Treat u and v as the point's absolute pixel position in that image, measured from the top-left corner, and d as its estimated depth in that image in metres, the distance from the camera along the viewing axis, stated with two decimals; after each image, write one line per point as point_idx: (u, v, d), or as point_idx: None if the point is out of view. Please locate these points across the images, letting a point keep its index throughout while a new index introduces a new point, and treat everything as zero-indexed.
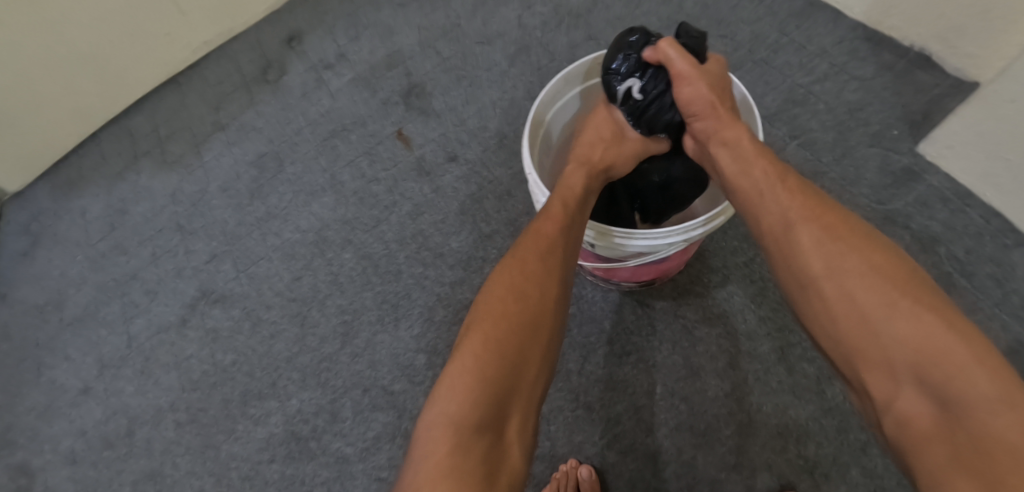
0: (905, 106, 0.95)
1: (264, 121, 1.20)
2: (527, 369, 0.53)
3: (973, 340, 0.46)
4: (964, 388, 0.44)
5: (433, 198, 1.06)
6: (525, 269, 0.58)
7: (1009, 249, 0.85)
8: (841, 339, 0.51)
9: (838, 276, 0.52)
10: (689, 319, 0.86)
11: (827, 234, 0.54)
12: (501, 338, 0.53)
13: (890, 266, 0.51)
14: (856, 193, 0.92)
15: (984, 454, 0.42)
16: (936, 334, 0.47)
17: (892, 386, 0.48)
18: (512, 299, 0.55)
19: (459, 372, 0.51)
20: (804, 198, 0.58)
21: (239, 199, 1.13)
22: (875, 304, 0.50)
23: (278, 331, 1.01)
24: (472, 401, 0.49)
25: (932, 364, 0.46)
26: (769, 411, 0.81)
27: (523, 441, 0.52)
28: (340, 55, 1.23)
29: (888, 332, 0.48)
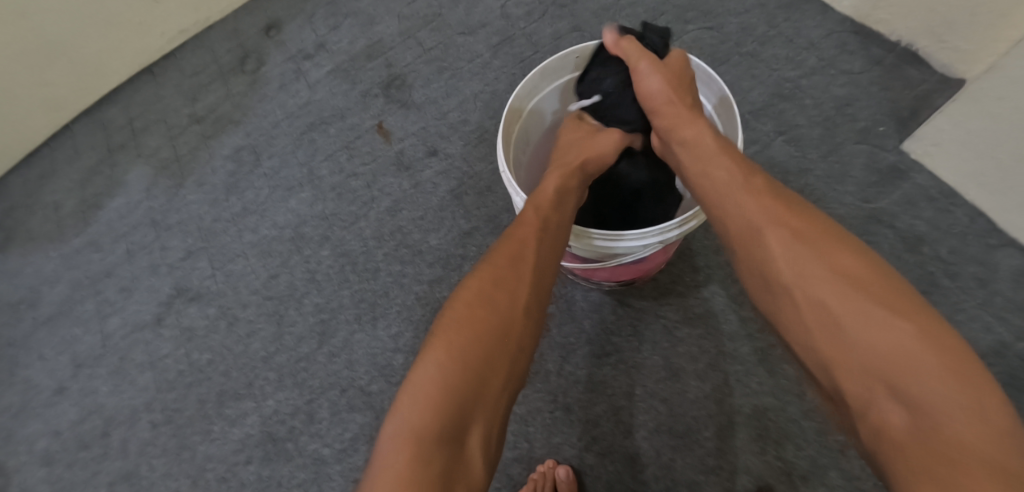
0: (893, 102, 0.94)
1: (242, 113, 1.17)
2: (495, 374, 0.50)
3: (940, 344, 0.46)
4: (931, 396, 0.44)
5: (412, 194, 1.04)
6: (495, 277, 0.55)
7: (994, 249, 0.84)
8: (813, 346, 0.51)
9: (807, 282, 0.51)
10: (671, 320, 0.85)
11: (796, 238, 0.53)
12: (466, 342, 0.50)
13: (862, 268, 0.51)
14: (841, 191, 0.90)
15: (952, 460, 0.42)
16: (904, 339, 0.46)
17: (862, 393, 0.48)
18: (474, 304, 0.53)
19: (423, 380, 0.48)
20: (773, 202, 0.56)
21: (215, 194, 1.11)
22: (843, 310, 0.49)
23: (254, 330, 0.99)
24: (436, 411, 0.47)
25: (899, 370, 0.46)
26: (748, 413, 0.80)
27: (489, 454, 0.49)
28: (319, 44, 1.20)
29: (855, 340, 0.48)
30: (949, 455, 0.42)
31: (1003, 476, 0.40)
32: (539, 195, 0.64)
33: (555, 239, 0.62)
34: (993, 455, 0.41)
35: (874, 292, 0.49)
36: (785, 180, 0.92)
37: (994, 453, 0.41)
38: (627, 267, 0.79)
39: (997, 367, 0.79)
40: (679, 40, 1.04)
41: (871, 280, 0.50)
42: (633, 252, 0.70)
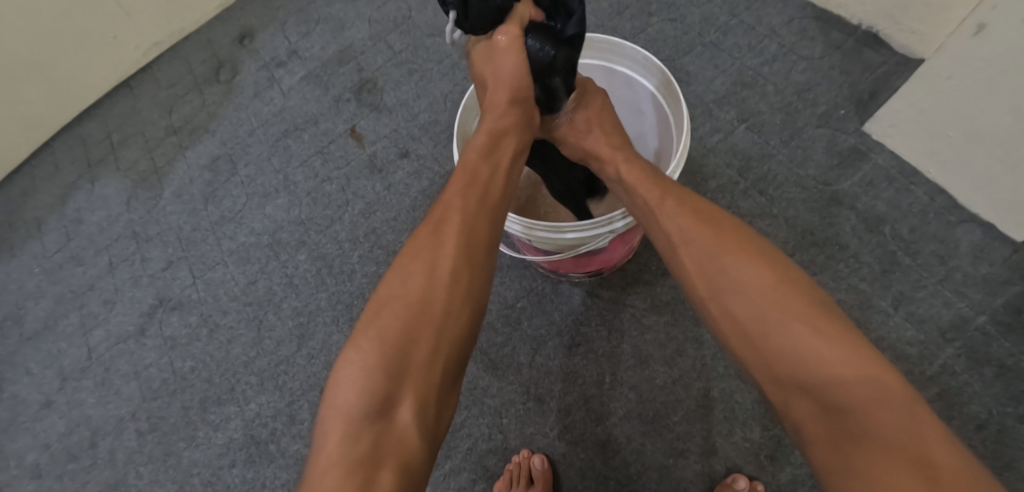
0: (853, 85, 0.95)
1: (217, 123, 1.18)
2: (419, 344, 0.51)
3: (846, 341, 0.48)
4: (841, 393, 0.46)
5: (385, 195, 1.06)
6: (427, 258, 0.55)
7: (953, 225, 0.86)
8: (738, 355, 0.53)
9: (721, 294, 0.55)
10: (638, 308, 0.87)
11: (705, 252, 0.56)
12: (388, 321, 0.52)
13: (772, 273, 0.53)
14: (803, 175, 0.91)
15: (865, 451, 0.43)
16: (810, 340, 0.48)
17: (784, 396, 0.50)
18: (397, 281, 0.54)
19: (346, 365, 0.51)
20: (685, 216, 0.60)
21: (193, 204, 1.12)
22: (753, 317, 0.52)
23: (235, 336, 1.01)
24: (360, 392, 0.49)
25: (808, 371, 0.48)
26: (715, 396, 0.81)
27: (424, 421, 0.50)
28: (292, 51, 1.21)
29: (769, 343, 0.50)
30: (863, 447, 0.44)
31: (912, 466, 0.41)
32: (470, 147, 0.63)
33: (488, 189, 0.61)
34: (902, 444, 0.43)
35: (781, 298, 0.51)
36: (747, 166, 0.93)
37: (906, 445, 0.42)
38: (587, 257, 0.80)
39: (958, 341, 0.81)
40: (643, 32, 1.05)
41: (781, 284, 0.52)
42: (585, 244, 0.73)
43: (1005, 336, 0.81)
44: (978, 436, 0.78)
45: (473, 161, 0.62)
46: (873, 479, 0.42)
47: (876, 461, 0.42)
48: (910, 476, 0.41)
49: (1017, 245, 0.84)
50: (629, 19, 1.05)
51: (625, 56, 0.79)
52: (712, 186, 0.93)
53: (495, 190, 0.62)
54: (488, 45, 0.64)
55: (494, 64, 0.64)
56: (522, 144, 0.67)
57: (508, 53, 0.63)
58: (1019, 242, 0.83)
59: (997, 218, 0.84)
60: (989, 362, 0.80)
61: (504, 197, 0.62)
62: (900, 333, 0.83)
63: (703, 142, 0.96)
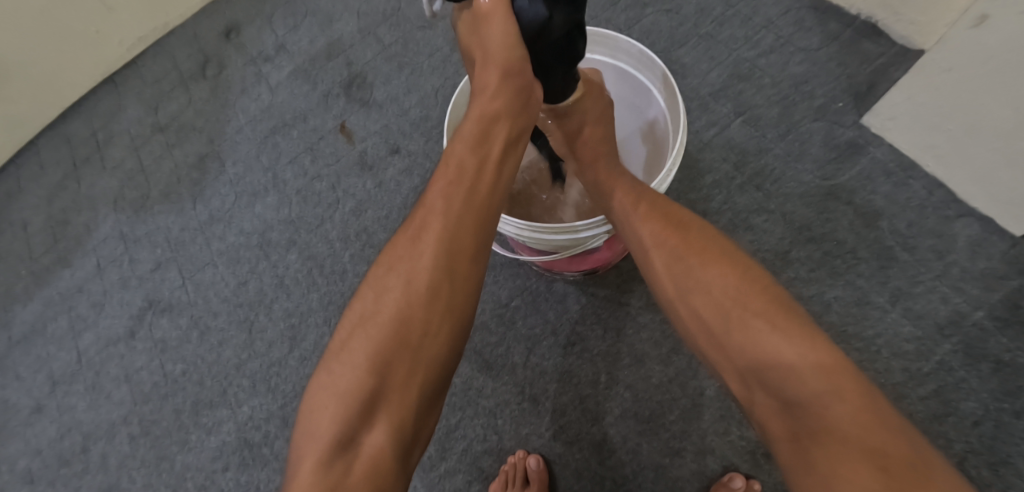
0: (851, 77, 0.93)
1: (204, 120, 1.16)
2: (395, 364, 0.51)
3: (805, 337, 0.48)
4: (797, 390, 0.46)
5: (377, 193, 1.04)
6: (400, 267, 0.54)
7: (950, 220, 0.85)
8: (706, 356, 0.54)
9: (686, 295, 0.55)
10: (634, 306, 0.86)
11: (672, 254, 0.57)
12: (360, 344, 0.51)
13: (736, 272, 0.54)
14: (800, 169, 0.90)
15: (822, 445, 0.44)
16: (765, 338, 0.49)
17: (748, 394, 0.50)
18: (371, 297, 0.54)
19: (321, 389, 0.51)
20: (652, 218, 0.61)
21: (181, 204, 1.11)
22: (716, 318, 0.52)
23: (226, 338, 1.00)
24: (333, 417, 0.49)
25: (767, 370, 0.48)
26: (711, 395, 0.81)
27: (396, 437, 0.50)
28: (279, 46, 1.19)
29: (732, 343, 0.51)
30: (818, 442, 0.44)
31: (865, 458, 0.42)
32: (459, 138, 0.60)
33: (474, 187, 0.58)
34: (857, 436, 0.43)
35: (742, 297, 0.52)
36: (744, 160, 0.92)
37: (858, 437, 0.43)
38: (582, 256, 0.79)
39: (955, 337, 0.81)
40: (638, 23, 1.02)
41: (744, 283, 0.53)
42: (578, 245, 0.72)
43: (1002, 331, 0.81)
44: (975, 432, 0.78)
45: (460, 155, 0.59)
46: (827, 473, 0.43)
47: (833, 454, 0.43)
48: (864, 467, 0.42)
49: (1015, 239, 0.83)
50: (623, 10, 1.03)
51: (621, 50, 0.77)
52: (708, 182, 0.92)
53: (484, 196, 0.58)
54: (474, 18, 0.62)
55: (482, 37, 0.61)
56: (519, 127, 0.63)
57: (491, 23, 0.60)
58: (1016, 236, 0.83)
59: (995, 213, 0.83)
60: (986, 358, 0.80)
61: (494, 195, 0.59)
62: (897, 329, 0.83)
63: (699, 137, 0.94)
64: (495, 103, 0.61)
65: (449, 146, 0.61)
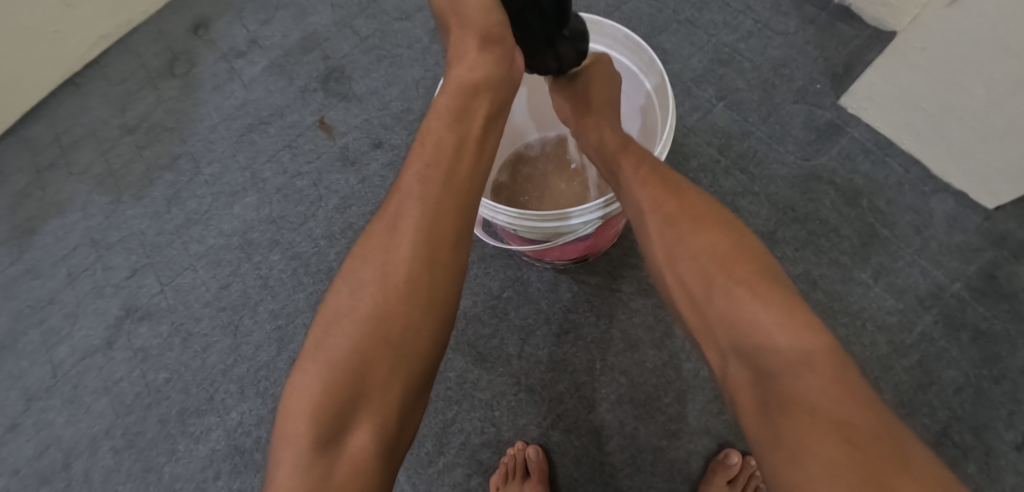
0: (828, 60, 0.95)
1: (175, 120, 1.12)
2: (370, 358, 0.49)
3: (785, 306, 0.47)
4: (774, 360, 0.46)
5: (360, 189, 1.02)
6: (384, 258, 0.53)
7: (928, 196, 0.88)
8: (689, 324, 0.54)
9: (675, 262, 0.54)
10: (626, 292, 0.86)
11: (664, 222, 0.56)
12: (337, 340, 0.50)
13: (724, 240, 0.53)
14: (783, 151, 0.92)
15: (791, 416, 0.44)
16: (747, 305, 0.48)
17: (725, 364, 0.50)
18: (348, 291, 0.53)
19: (295, 390, 0.49)
20: (651, 185, 0.59)
21: (156, 208, 1.07)
22: (700, 285, 0.52)
23: (210, 344, 0.97)
24: (307, 417, 0.47)
25: (746, 339, 0.48)
26: (704, 376, 0.82)
27: (377, 432, 0.49)
28: (251, 41, 1.16)
29: (715, 311, 0.50)
30: (791, 413, 0.44)
31: (833, 429, 0.42)
32: (434, 116, 0.59)
33: (453, 169, 0.56)
34: (825, 407, 0.43)
35: (727, 264, 0.51)
36: (728, 144, 0.93)
37: (828, 409, 0.43)
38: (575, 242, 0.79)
39: (935, 308, 0.84)
40: (618, 10, 1.02)
41: (731, 250, 0.52)
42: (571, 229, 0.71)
43: (979, 301, 0.84)
44: (958, 400, 0.81)
45: (436, 133, 0.58)
46: (797, 445, 0.42)
47: (804, 426, 0.43)
48: (830, 438, 0.41)
49: (988, 212, 0.86)
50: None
51: (608, 36, 0.78)
52: (694, 166, 0.93)
53: (462, 179, 0.56)
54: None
55: (456, 2, 0.60)
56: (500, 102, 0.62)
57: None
58: (990, 209, 0.86)
59: (971, 188, 0.86)
60: (965, 327, 0.83)
61: (473, 177, 0.57)
62: (882, 304, 0.85)
63: (683, 122, 0.95)
64: (472, 72, 0.59)
65: (423, 125, 0.59)
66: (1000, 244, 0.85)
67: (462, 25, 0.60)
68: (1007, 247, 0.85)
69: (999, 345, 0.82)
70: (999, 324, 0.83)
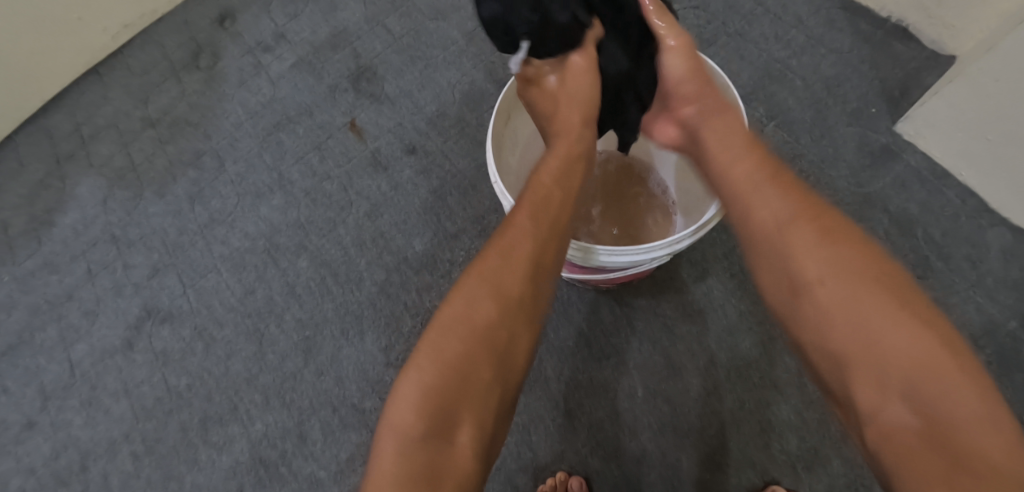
0: (883, 82, 0.92)
1: (200, 115, 1.08)
2: (481, 369, 0.46)
3: (954, 349, 0.41)
4: (960, 410, 0.39)
5: (392, 196, 0.99)
6: (505, 272, 0.50)
7: (983, 229, 0.85)
8: (834, 346, 0.45)
9: (836, 276, 0.46)
10: (669, 318, 0.83)
11: (820, 231, 0.48)
12: (453, 343, 0.47)
13: (891, 265, 0.47)
14: (835, 176, 0.89)
15: (973, 476, 0.37)
16: (932, 341, 0.42)
17: (880, 399, 0.42)
18: (466, 298, 0.49)
19: (405, 384, 0.46)
20: (787, 192, 0.52)
21: (178, 206, 1.04)
22: (873, 307, 0.44)
23: (234, 351, 0.94)
24: (418, 414, 0.44)
25: (924, 378, 0.41)
26: (750, 408, 0.79)
27: (481, 443, 0.46)
28: (279, 35, 1.12)
29: (890, 338, 0.42)
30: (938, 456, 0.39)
31: None
32: (545, 170, 0.58)
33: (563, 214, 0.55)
34: (1013, 474, 0.37)
35: (904, 291, 0.45)
36: None
37: (992, 454, 0.38)
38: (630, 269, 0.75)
39: (989, 347, 0.81)
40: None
41: (903, 279, 0.46)
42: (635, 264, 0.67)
43: None
44: None
45: (548, 184, 0.56)
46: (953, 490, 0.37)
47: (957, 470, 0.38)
48: None
49: None
50: None
51: None
52: None
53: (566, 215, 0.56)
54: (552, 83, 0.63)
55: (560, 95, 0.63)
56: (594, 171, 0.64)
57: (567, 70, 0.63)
58: None
59: None
60: (1020, 367, 0.80)
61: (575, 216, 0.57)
62: None
63: None
64: (574, 146, 0.61)
65: (531, 179, 0.58)
66: None
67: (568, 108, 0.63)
68: None
69: None
70: None
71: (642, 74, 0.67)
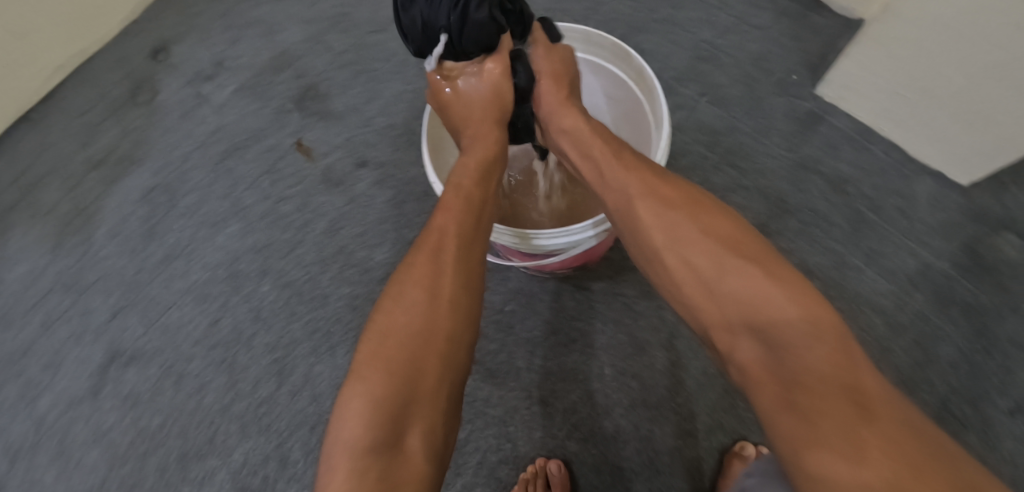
0: (804, 51, 0.97)
1: (145, 151, 1.08)
2: (425, 371, 0.48)
3: (773, 282, 0.49)
4: (789, 336, 0.47)
5: (348, 210, 1.00)
6: (419, 280, 0.52)
7: (910, 179, 0.91)
8: (692, 303, 0.54)
9: (678, 245, 0.54)
10: (629, 295, 0.87)
11: (659, 202, 0.56)
12: (394, 351, 0.49)
13: (727, 222, 0.55)
14: (768, 144, 0.94)
15: (805, 390, 0.45)
16: (761, 282, 0.50)
17: (732, 340, 0.51)
18: (388, 310, 0.51)
19: (351, 398, 0.47)
20: (636, 170, 0.59)
21: (132, 245, 1.02)
22: (710, 264, 0.52)
23: (204, 384, 0.94)
24: (370, 421, 0.46)
25: (758, 316, 0.49)
26: (714, 373, 0.83)
27: (434, 446, 0.48)
28: (218, 63, 1.12)
29: (727, 288, 0.51)
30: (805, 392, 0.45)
31: (846, 399, 0.43)
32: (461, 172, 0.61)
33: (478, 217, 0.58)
34: (836, 377, 0.44)
35: (733, 242, 0.53)
36: (715, 139, 0.95)
37: (835, 378, 0.44)
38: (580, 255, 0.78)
39: (926, 287, 0.87)
40: (595, 12, 1.03)
41: (734, 232, 0.54)
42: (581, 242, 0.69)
43: (965, 276, 0.87)
44: (953, 373, 0.84)
45: (464, 188, 0.60)
46: (814, 422, 0.44)
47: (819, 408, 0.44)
48: (847, 414, 0.43)
49: (966, 190, 0.90)
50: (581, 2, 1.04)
51: (593, 44, 0.78)
52: (685, 163, 0.94)
53: (485, 218, 0.59)
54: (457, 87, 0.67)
55: (467, 98, 0.67)
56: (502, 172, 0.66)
57: (479, 75, 0.65)
58: (966, 187, 0.90)
59: (948, 165, 0.89)
60: (954, 301, 0.86)
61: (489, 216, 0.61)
62: (874, 285, 0.87)
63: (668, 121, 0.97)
64: (489, 150, 0.65)
65: (451, 177, 0.61)
66: (980, 220, 0.88)
67: (478, 110, 0.66)
68: (987, 223, 0.88)
69: (988, 317, 0.85)
70: (986, 297, 0.86)
71: (545, 78, 0.67)
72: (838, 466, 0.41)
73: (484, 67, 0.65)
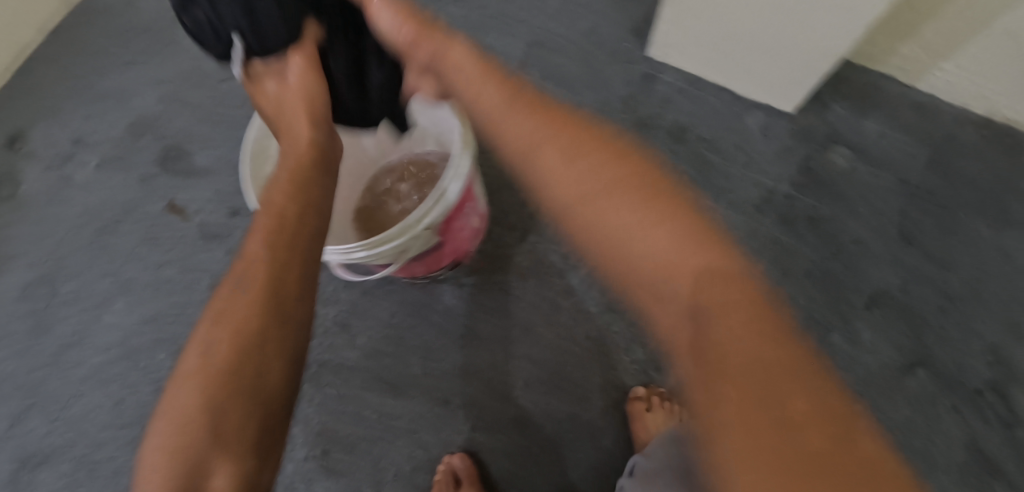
0: (629, 19, 1.05)
1: (17, 246, 1.05)
2: (224, 411, 0.48)
3: (669, 239, 0.41)
4: (687, 290, 0.41)
5: (231, 261, 1.00)
6: (233, 310, 0.53)
7: (741, 115, 1.01)
8: (614, 273, 0.44)
9: (585, 196, 0.44)
10: (507, 281, 0.92)
11: (563, 148, 0.46)
12: (189, 396, 0.49)
13: (624, 164, 0.44)
14: (610, 110, 1.01)
15: (732, 375, 0.37)
16: (673, 235, 0.41)
17: (667, 313, 0.42)
18: (202, 346, 0.52)
19: (152, 452, 0.48)
20: (514, 115, 0.51)
21: (19, 345, 1.00)
22: (617, 222, 0.43)
23: (120, 465, 0.93)
24: (164, 476, 0.47)
25: (672, 277, 0.41)
26: (598, 334, 0.89)
27: (243, 478, 0.48)
28: (76, 141, 1.10)
29: (638, 246, 0.42)
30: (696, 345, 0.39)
31: (768, 373, 0.36)
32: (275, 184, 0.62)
33: (293, 230, 0.58)
34: (759, 353, 0.37)
35: (622, 181, 0.44)
36: None
37: (752, 353, 0.37)
38: (429, 256, 0.79)
39: (771, 211, 0.96)
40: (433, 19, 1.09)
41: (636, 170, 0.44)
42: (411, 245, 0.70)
43: (804, 193, 0.96)
44: (809, 283, 0.92)
45: (279, 204, 0.59)
46: (722, 404, 0.36)
47: (729, 364, 0.37)
48: (763, 378, 0.36)
49: (791, 116, 1.00)
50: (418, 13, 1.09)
51: None
52: None
53: (305, 230, 0.59)
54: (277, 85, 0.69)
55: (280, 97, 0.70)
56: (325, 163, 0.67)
57: (289, 74, 0.68)
58: (791, 113, 1.00)
59: (771, 98, 1.00)
60: (799, 218, 0.95)
61: (313, 222, 0.60)
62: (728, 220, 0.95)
63: None
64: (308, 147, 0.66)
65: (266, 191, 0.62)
66: (806, 141, 0.99)
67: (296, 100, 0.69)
68: (813, 143, 0.99)
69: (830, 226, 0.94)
70: (824, 208, 0.96)
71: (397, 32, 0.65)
72: (731, 453, 0.34)
73: (291, 65, 0.67)
